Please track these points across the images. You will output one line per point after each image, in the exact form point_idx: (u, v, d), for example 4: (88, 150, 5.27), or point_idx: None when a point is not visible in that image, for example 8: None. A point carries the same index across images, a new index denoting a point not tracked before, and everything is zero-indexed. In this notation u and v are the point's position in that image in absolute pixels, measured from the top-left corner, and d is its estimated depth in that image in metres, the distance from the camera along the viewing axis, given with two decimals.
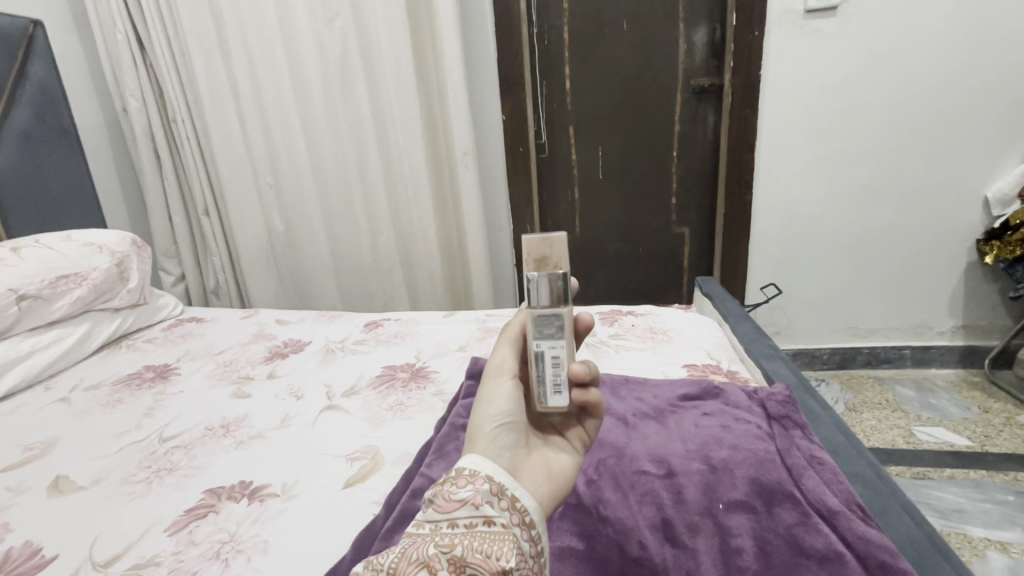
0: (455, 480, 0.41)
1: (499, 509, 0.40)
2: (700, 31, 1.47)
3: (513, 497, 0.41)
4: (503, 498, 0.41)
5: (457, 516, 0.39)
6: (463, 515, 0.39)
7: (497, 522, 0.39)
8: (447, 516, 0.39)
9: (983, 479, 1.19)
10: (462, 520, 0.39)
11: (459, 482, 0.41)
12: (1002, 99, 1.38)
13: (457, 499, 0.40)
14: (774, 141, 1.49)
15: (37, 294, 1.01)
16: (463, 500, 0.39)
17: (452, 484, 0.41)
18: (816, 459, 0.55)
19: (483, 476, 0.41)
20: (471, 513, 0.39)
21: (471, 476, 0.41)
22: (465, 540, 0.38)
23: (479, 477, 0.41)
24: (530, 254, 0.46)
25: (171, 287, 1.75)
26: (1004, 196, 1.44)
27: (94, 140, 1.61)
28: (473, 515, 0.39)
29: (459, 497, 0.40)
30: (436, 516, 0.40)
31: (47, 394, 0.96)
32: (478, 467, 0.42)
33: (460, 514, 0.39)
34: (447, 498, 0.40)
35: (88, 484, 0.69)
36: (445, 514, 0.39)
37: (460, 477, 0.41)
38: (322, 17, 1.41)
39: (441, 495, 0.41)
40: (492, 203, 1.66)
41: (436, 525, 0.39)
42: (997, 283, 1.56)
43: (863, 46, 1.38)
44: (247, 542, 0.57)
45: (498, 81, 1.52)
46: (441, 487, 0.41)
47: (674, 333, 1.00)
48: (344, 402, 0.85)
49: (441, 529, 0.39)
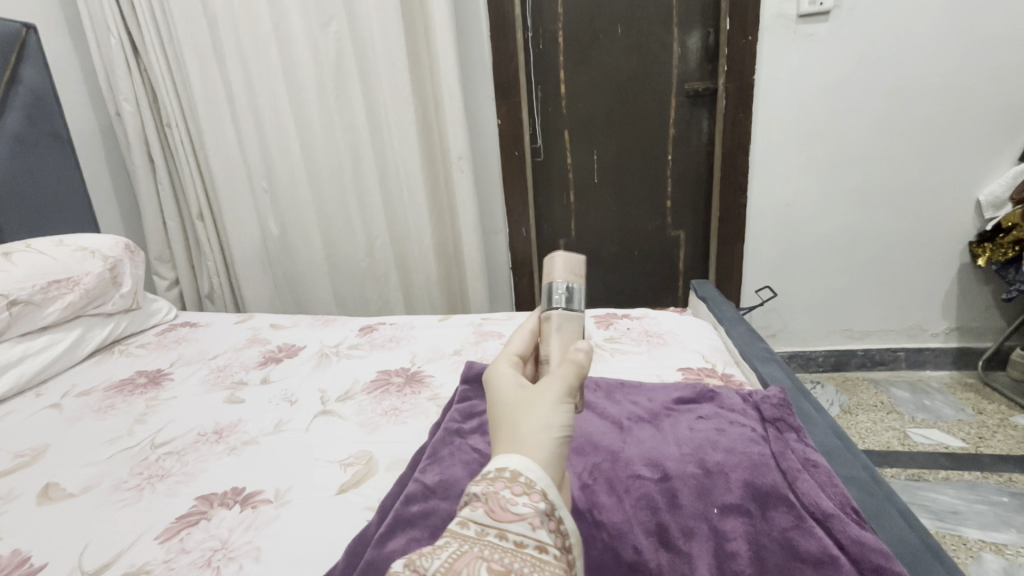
0: (511, 486, 0.36)
1: (550, 534, 0.36)
2: (694, 36, 1.48)
3: (561, 521, 0.37)
4: (553, 519, 0.36)
5: (509, 528, 0.35)
6: (516, 531, 0.35)
7: (549, 550, 0.35)
8: (498, 525, 0.35)
9: (978, 480, 1.19)
10: (513, 535, 0.34)
11: (514, 489, 0.36)
12: (994, 103, 1.39)
13: (514, 511, 0.35)
14: (768, 145, 1.50)
15: (28, 299, 1.00)
16: (521, 516, 0.35)
17: (507, 490, 0.36)
18: (811, 463, 0.56)
19: (540, 491, 0.37)
20: (525, 532, 0.35)
21: (528, 486, 0.37)
22: (515, 564, 0.33)
23: (536, 490, 0.37)
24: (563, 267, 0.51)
25: (165, 291, 1.75)
26: (995, 199, 1.45)
27: (87, 143, 1.61)
28: (527, 534, 0.35)
29: (515, 510, 0.35)
30: (486, 521, 0.35)
31: (38, 400, 0.95)
32: (536, 477, 0.37)
33: (512, 528, 0.35)
34: (502, 506, 0.36)
35: (77, 491, 0.69)
36: (497, 524, 0.35)
37: (516, 484, 0.37)
38: (318, 22, 1.41)
39: (495, 501, 0.36)
40: (487, 207, 1.66)
41: (483, 530, 0.35)
42: (990, 285, 1.57)
43: (857, 50, 1.39)
44: (240, 549, 0.57)
45: (493, 85, 1.52)
46: (494, 489, 0.36)
47: (669, 336, 1.00)
48: (338, 408, 0.84)
49: (488, 536, 0.35)
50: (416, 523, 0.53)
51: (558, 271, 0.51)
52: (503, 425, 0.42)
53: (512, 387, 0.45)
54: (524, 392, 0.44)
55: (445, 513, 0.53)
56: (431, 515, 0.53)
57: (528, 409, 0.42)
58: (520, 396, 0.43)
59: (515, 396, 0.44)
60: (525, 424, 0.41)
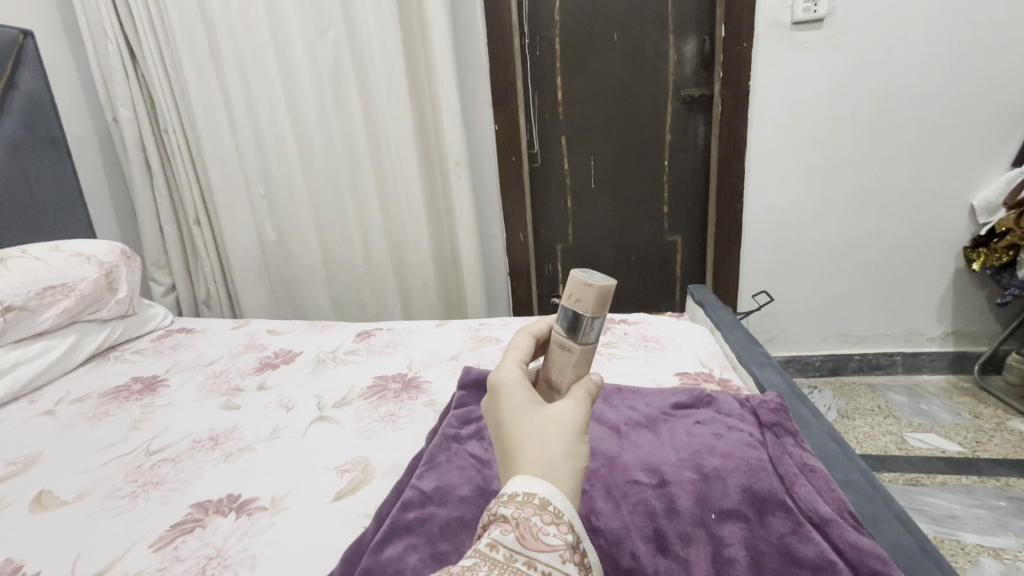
0: (541, 514, 0.35)
1: (576, 567, 0.35)
2: (690, 43, 1.49)
3: (584, 553, 0.36)
4: (577, 552, 0.36)
5: (539, 558, 0.34)
6: (545, 561, 0.34)
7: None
8: (528, 552, 0.34)
9: (976, 485, 1.19)
10: (542, 565, 0.33)
11: (545, 518, 0.35)
12: (985, 109, 1.41)
13: (545, 541, 0.34)
14: (764, 151, 1.51)
15: (23, 305, 1.00)
16: (551, 546, 0.34)
17: (538, 518, 0.35)
18: (808, 468, 0.56)
19: (568, 523, 0.36)
20: (554, 563, 0.34)
21: (557, 516, 0.36)
22: None
23: (564, 522, 0.36)
24: (595, 302, 0.46)
25: (161, 297, 1.74)
26: (989, 204, 1.46)
27: (85, 149, 1.61)
28: (555, 566, 0.34)
29: (546, 540, 0.34)
30: (516, 546, 0.34)
31: (32, 407, 0.94)
32: (564, 507, 0.36)
33: (542, 558, 0.34)
34: (534, 534, 0.34)
35: (70, 499, 0.68)
36: (527, 551, 0.34)
37: (545, 512, 0.35)
38: (315, 28, 1.42)
39: (526, 527, 0.35)
40: (484, 213, 1.67)
41: (512, 555, 0.34)
42: (985, 289, 1.58)
43: (850, 57, 1.40)
44: (235, 557, 0.56)
45: (490, 90, 1.53)
46: (524, 515, 0.35)
47: (666, 341, 1.00)
48: (335, 414, 0.84)
49: (516, 563, 0.33)
50: (413, 529, 0.52)
51: (589, 305, 0.46)
52: (528, 445, 0.40)
53: (529, 403, 0.44)
54: (543, 414, 0.43)
55: (442, 519, 0.53)
56: (428, 522, 0.53)
57: (556, 434, 0.41)
58: (543, 417, 0.43)
59: (537, 415, 0.43)
60: (549, 449, 0.40)
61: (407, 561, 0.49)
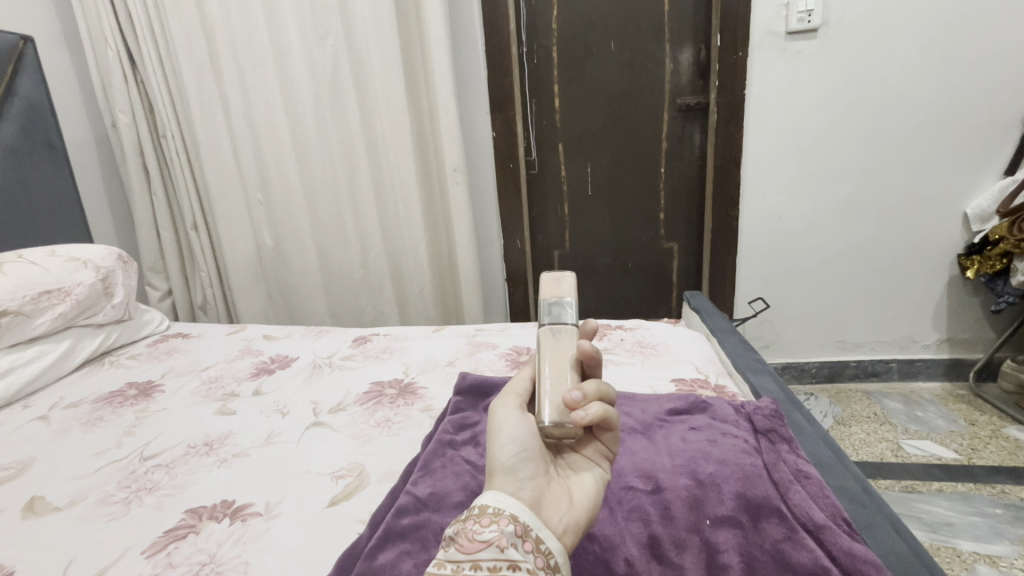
0: (479, 519, 0.40)
1: (522, 553, 0.39)
2: (686, 52, 1.51)
3: (538, 540, 0.40)
4: (526, 540, 0.40)
5: (481, 558, 0.38)
6: (487, 558, 0.38)
7: (522, 567, 0.38)
8: (470, 558, 0.38)
9: (971, 492, 1.19)
10: (485, 562, 0.38)
11: (482, 521, 0.40)
12: (976, 120, 1.43)
13: (482, 539, 0.39)
14: (759, 159, 1.52)
15: (18, 310, 0.99)
16: (487, 541, 0.39)
17: (475, 523, 0.40)
18: (802, 474, 0.56)
19: (508, 516, 0.40)
20: (495, 555, 0.38)
21: (494, 515, 0.40)
22: None
23: (503, 516, 0.40)
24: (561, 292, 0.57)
25: (158, 302, 1.73)
26: (982, 212, 1.47)
27: (82, 154, 1.61)
28: (498, 558, 0.38)
29: (483, 538, 0.39)
30: (459, 557, 0.39)
31: (26, 411, 0.94)
32: (503, 506, 0.41)
33: (484, 556, 0.38)
34: (471, 538, 0.39)
35: (63, 505, 0.67)
36: (468, 555, 0.39)
37: (484, 516, 0.41)
38: (314, 35, 1.43)
39: (464, 536, 0.40)
40: (481, 220, 1.68)
41: (458, 566, 0.38)
42: (979, 297, 1.59)
43: (843, 67, 1.42)
44: (228, 563, 0.56)
45: (487, 98, 1.54)
46: (464, 526, 0.40)
47: (662, 347, 1.00)
48: (330, 419, 0.84)
49: (463, 570, 0.38)
50: (407, 535, 0.52)
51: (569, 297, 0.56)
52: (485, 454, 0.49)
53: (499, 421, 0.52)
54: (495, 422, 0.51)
55: (438, 526, 0.53)
56: (423, 528, 0.53)
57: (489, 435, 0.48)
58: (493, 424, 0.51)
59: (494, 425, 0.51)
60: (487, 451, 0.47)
61: (402, 567, 0.49)
